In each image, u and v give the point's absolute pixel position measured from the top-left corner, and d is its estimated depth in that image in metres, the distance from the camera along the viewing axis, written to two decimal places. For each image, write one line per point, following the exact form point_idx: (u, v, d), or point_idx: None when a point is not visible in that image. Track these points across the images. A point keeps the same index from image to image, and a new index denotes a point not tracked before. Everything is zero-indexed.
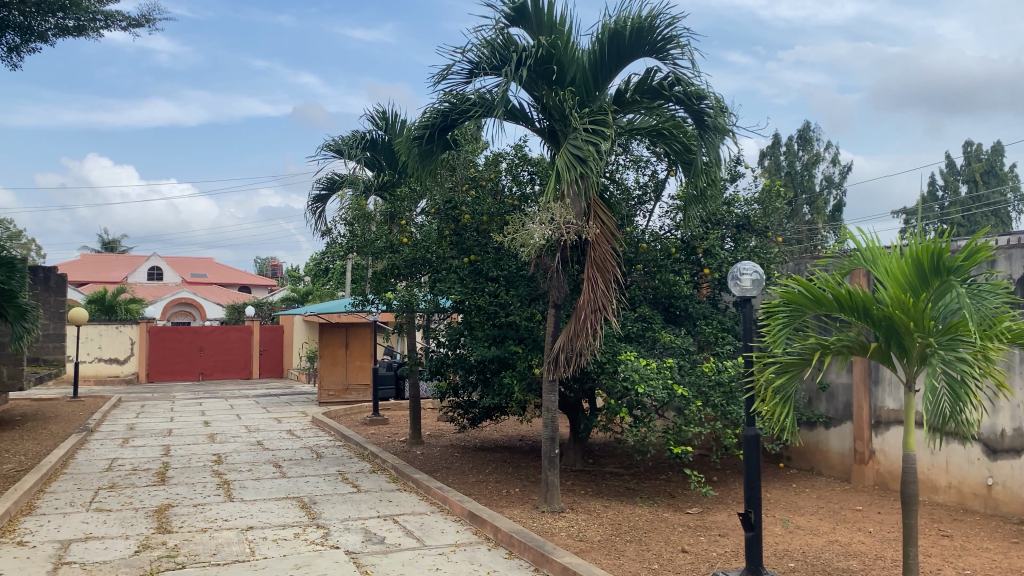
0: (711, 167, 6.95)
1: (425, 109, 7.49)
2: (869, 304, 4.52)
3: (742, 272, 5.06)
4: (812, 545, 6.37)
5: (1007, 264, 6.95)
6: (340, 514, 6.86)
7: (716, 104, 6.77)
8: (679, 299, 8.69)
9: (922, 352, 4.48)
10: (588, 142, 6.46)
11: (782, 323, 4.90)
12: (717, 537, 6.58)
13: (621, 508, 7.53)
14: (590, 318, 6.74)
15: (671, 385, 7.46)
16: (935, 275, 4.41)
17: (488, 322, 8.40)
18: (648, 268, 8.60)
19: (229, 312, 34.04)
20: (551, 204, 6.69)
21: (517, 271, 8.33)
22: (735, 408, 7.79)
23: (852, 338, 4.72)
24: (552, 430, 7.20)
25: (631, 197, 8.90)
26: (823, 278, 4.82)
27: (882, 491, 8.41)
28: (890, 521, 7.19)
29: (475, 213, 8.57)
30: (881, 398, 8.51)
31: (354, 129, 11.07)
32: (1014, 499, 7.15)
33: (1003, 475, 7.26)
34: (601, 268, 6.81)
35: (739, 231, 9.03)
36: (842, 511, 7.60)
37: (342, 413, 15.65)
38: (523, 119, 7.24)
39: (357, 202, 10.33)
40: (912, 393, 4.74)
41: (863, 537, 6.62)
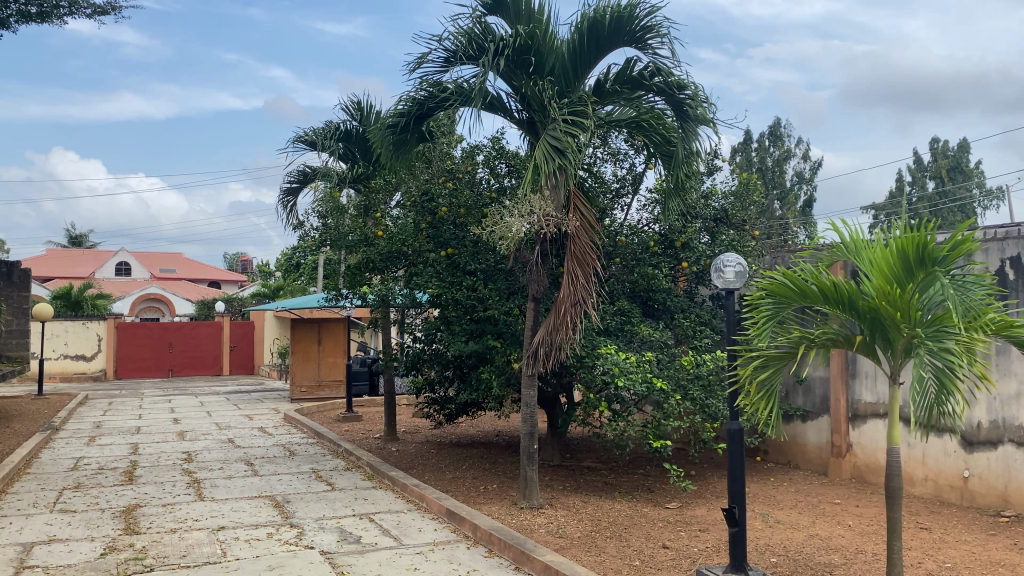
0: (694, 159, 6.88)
1: (401, 98, 7.33)
2: (854, 296, 4.49)
3: (725, 263, 4.97)
4: (792, 539, 6.33)
5: (984, 257, 6.95)
6: (314, 513, 6.71)
7: (695, 94, 6.71)
8: (657, 293, 8.60)
9: (907, 344, 4.46)
10: (566, 133, 6.35)
11: (767, 315, 4.82)
12: (698, 533, 6.52)
13: (600, 503, 7.45)
14: (569, 312, 6.64)
15: (650, 378, 7.39)
16: (920, 266, 4.36)
17: (465, 316, 8.27)
18: (626, 261, 8.56)
19: (199, 308, 33.54)
20: (530, 196, 6.59)
21: (495, 266, 8.20)
22: (714, 402, 7.75)
23: (837, 331, 4.69)
24: (531, 425, 7.11)
25: (609, 190, 8.81)
26: (808, 269, 4.76)
27: (859, 484, 8.41)
28: (869, 514, 7.18)
29: (452, 205, 8.43)
30: (858, 390, 8.51)
31: (327, 120, 10.88)
32: (990, 491, 7.17)
33: (979, 467, 7.28)
34: (581, 261, 6.72)
35: (717, 224, 8.97)
36: (820, 504, 7.59)
37: (315, 409, 15.44)
38: (501, 109, 7.11)
39: (330, 194, 10.15)
40: (897, 386, 4.71)
41: (843, 531, 6.59)
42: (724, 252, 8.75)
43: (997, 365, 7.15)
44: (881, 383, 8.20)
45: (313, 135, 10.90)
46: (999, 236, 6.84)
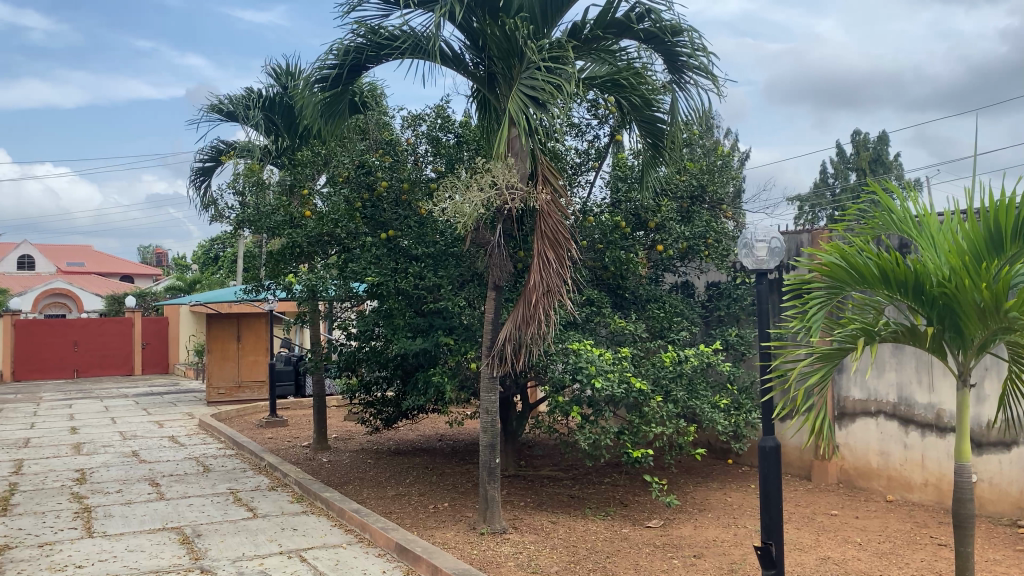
0: (688, 116, 5.94)
1: (333, 47, 6.07)
2: (923, 277, 3.60)
3: (756, 239, 4.11)
4: (803, 566, 5.37)
5: None
6: (231, 552, 5.47)
7: (690, 41, 5.72)
8: (628, 279, 7.62)
9: (985, 337, 3.60)
10: (547, 83, 5.32)
11: (817, 304, 4.00)
12: (693, 560, 5.49)
13: (571, 523, 6.40)
14: (542, 303, 5.54)
15: (629, 378, 6.38)
16: (1017, 238, 3.48)
17: (411, 309, 7.13)
18: (593, 244, 7.51)
19: (108, 303, 31.31)
20: (493, 164, 5.50)
21: (445, 250, 7.07)
22: (697, 403, 6.80)
23: (897, 323, 3.85)
24: (492, 436, 5.99)
25: (571, 165, 7.75)
26: (862, 244, 3.88)
27: (849, 490, 7.58)
28: (874, 528, 6.33)
29: (392, 180, 7.30)
30: (846, 386, 7.67)
31: (246, 88, 9.55)
32: (1003, 498, 6.31)
33: (989, 471, 6.40)
34: (554, 242, 5.62)
35: (692, 203, 8.01)
36: (816, 517, 6.71)
37: (234, 414, 14.00)
38: (454, 62, 5.99)
39: (249, 168, 8.81)
40: (966, 390, 3.80)
41: (857, 553, 5.68)
42: (701, 234, 7.75)
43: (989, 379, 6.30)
44: (874, 378, 7.38)
45: (231, 104, 9.58)
46: None
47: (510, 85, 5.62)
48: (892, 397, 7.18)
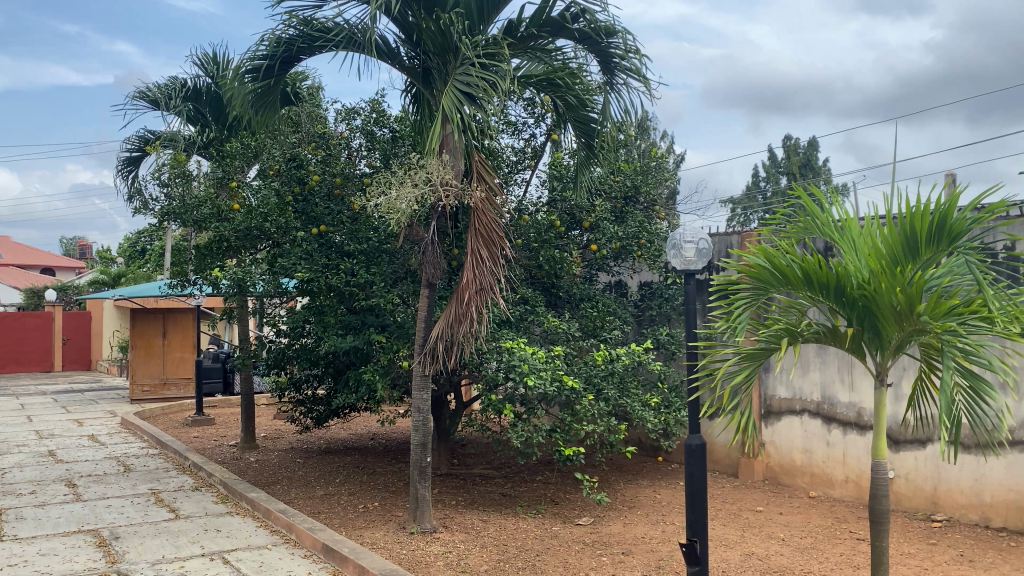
0: (620, 118, 5.97)
1: (263, 37, 5.93)
2: (843, 279, 3.71)
3: (685, 239, 4.16)
4: (728, 561, 5.46)
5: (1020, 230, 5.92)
6: (150, 555, 5.29)
7: (623, 43, 5.77)
8: (562, 279, 7.66)
9: (901, 338, 3.71)
10: (480, 79, 5.30)
11: (742, 304, 4.08)
12: (622, 557, 5.53)
13: (502, 522, 6.39)
14: (474, 300, 5.50)
15: (561, 377, 6.39)
16: (931, 242, 3.60)
17: (341, 306, 7.01)
18: (528, 242, 7.49)
19: (27, 297, 30.09)
20: (427, 159, 5.45)
21: (378, 246, 6.98)
22: (628, 401, 6.87)
23: (819, 324, 3.95)
24: (423, 435, 5.91)
25: (507, 163, 7.73)
26: (786, 246, 3.97)
27: (774, 486, 7.76)
28: (796, 523, 6.49)
29: (324, 174, 7.17)
30: (772, 385, 7.84)
31: (173, 77, 9.26)
32: (917, 493, 6.53)
33: (905, 468, 6.62)
34: (488, 241, 5.59)
35: (625, 204, 8.06)
36: (741, 513, 6.84)
37: (159, 412, 13.60)
38: (388, 57, 5.91)
39: (176, 159, 8.55)
40: (884, 390, 3.91)
41: (780, 548, 5.81)
42: (634, 234, 7.83)
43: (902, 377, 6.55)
44: (799, 377, 7.56)
45: (157, 92, 9.27)
46: None
47: (444, 81, 5.58)
48: (815, 396, 7.37)
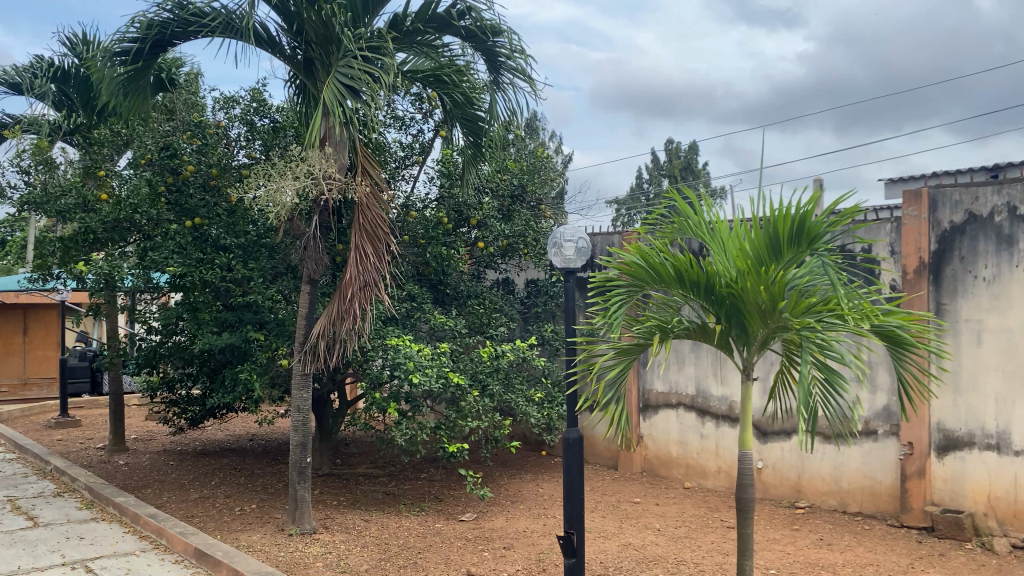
0: (505, 117, 6.00)
1: (134, 19, 5.65)
2: (712, 278, 3.87)
3: (565, 238, 4.24)
4: (606, 552, 5.59)
5: (877, 235, 6.35)
6: (2, 567, 4.96)
7: (509, 43, 5.81)
8: (448, 276, 7.65)
9: (765, 335, 3.91)
10: (363, 72, 5.23)
11: (618, 301, 4.19)
12: (503, 552, 5.58)
13: (384, 520, 6.33)
14: (357, 297, 5.40)
15: (446, 374, 6.36)
16: (792, 244, 3.80)
17: (218, 302, 6.77)
18: (415, 238, 7.43)
19: None
20: (308, 152, 5.32)
21: (256, 241, 6.84)
22: (512, 396, 6.95)
23: (690, 320, 4.11)
24: (303, 435, 5.77)
25: (393, 159, 7.65)
26: (661, 245, 4.11)
27: (651, 478, 8.02)
28: (671, 513, 6.72)
29: (200, 164, 6.90)
30: (650, 379, 8.08)
31: (36, 57, 8.70)
32: (783, 482, 6.89)
33: (772, 458, 6.97)
34: (372, 236, 5.51)
35: (512, 202, 8.13)
36: (620, 504, 7.03)
37: (18, 414, 12.77)
38: (269, 46, 5.76)
39: (37, 144, 8.04)
40: (750, 384, 4.08)
41: (655, 538, 6.01)
42: (520, 232, 7.94)
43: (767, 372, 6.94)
44: (675, 371, 7.82)
45: (17, 73, 8.69)
46: (897, 218, 6.23)
47: (327, 73, 5.48)
48: (690, 390, 7.66)
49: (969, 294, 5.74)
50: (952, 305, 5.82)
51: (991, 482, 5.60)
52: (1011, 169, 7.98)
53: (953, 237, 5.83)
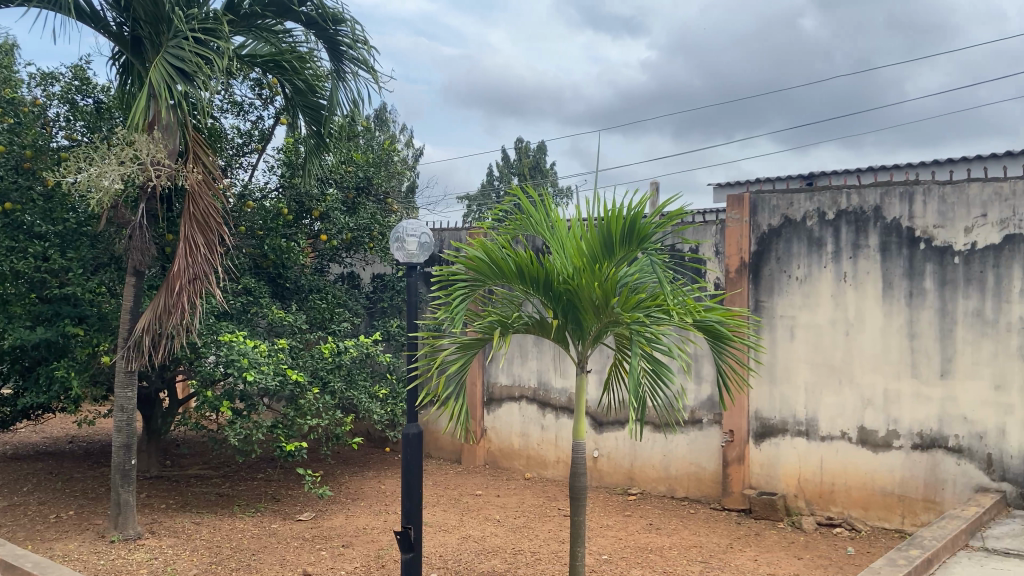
0: (348, 108, 5.90)
1: None
2: (549, 274, 3.97)
3: (407, 233, 4.21)
4: (446, 545, 5.63)
5: (704, 236, 6.73)
6: None
7: (352, 31, 5.71)
8: (289, 269, 7.44)
9: (599, 329, 4.08)
10: (195, 54, 5.00)
11: (460, 296, 4.20)
12: (341, 550, 5.50)
13: (216, 523, 6.08)
14: (187, 290, 5.13)
15: (284, 370, 6.18)
16: (624, 243, 3.95)
17: (31, 294, 6.26)
18: (253, 230, 7.18)
19: None
20: (133, 136, 4.99)
21: (75, 228, 6.39)
22: (353, 393, 6.86)
23: (529, 315, 4.20)
24: (127, 436, 5.44)
25: (230, 146, 7.34)
26: (502, 241, 4.16)
27: (493, 471, 8.14)
28: (511, 505, 6.86)
29: (12, 144, 6.35)
30: (495, 372, 8.18)
31: None
32: (617, 470, 7.19)
33: (608, 447, 7.25)
34: (204, 226, 5.26)
35: (357, 195, 7.98)
36: (461, 498, 7.10)
37: None
38: (91, 20, 5.37)
39: None
40: (586, 375, 4.20)
41: (495, 529, 6.11)
42: (365, 226, 7.87)
43: (601, 364, 7.24)
44: (518, 365, 7.97)
45: None
46: (721, 220, 6.64)
47: (157, 53, 5.20)
48: (532, 383, 7.84)
49: (784, 292, 6.20)
50: (769, 302, 6.26)
51: (800, 465, 6.10)
52: (823, 178, 8.69)
53: (771, 239, 6.28)
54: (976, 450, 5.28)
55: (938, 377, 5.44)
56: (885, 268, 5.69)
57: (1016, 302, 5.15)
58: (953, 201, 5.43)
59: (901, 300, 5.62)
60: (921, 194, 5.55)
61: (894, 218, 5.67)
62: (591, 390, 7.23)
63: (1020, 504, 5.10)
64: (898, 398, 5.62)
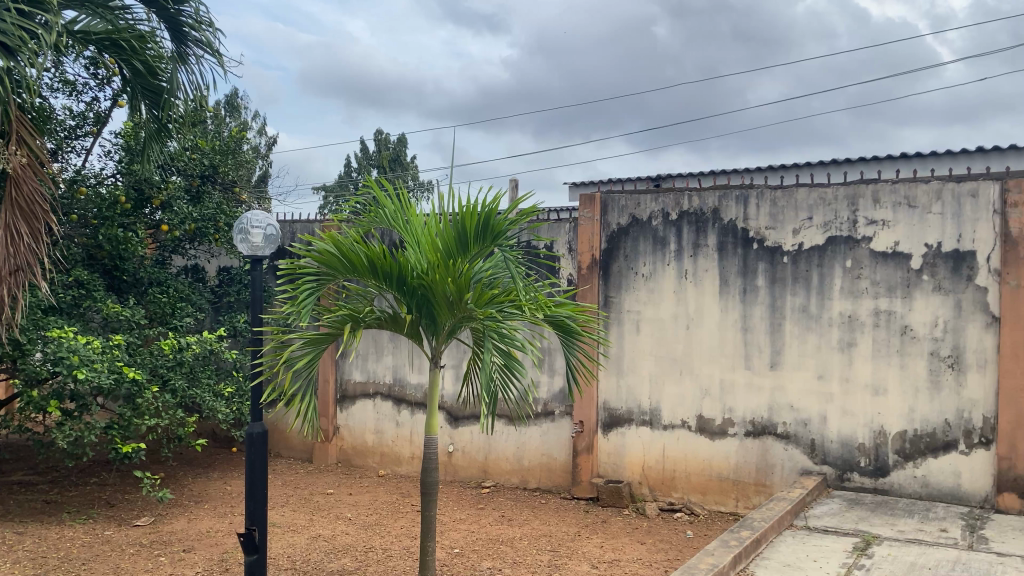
0: (190, 92, 5.64)
1: None
2: (402, 269, 3.94)
3: (252, 224, 4.08)
4: (294, 546, 5.48)
5: (556, 233, 6.88)
6: None
7: (195, 12, 5.47)
8: (126, 261, 7.00)
9: (452, 324, 4.10)
10: (18, 27, 4.62)
11: (308, 290, 4.08)
12: (182, 555, 5.25)
13: (42, 532, 5.66)
14: (6, 282, 4.76)
15: (120, 367, 5.83)
16: (477, 239, 3.97)
17: None
18: (86, 218, 6.72)
19: None
20: None
21: None
22: (196, 392, 6.57)
23: (381, 310, 4.16)
24: None
25: (61, 128, 6.81)
26: (353, 234, 4.08)
27: (346, 468, 8.01)
28: (364, 502, 6.78)
29: None
30: (348, 369, 8.04)
31: None
32: (471, 464, 7.25)
33: (462, 442, 7.29)
34: (28, 214, 4.90)
35: (202, 183, 7.61)
36: (312, 497, 6.94)
37: None
38: None
39: None
40: (438, 370, 4.15)
41: (346, 527, 6.02)
42: (210, 216, 7.55)
43: (456, 358, 7.28)
44: (373, 361, 7.86)
45: None
46: (571, 218, 6.81)
47: None
48: (386, 378, 7.77)
49: (630, 288, 6.44)
50: (617, 298, 6.49)
51: (644, 453, 6.37)
52: (669, 180, 9.08)
53: (620, 237, 6.50)
54: (801, 435, 5.70)
55: (768, 368, 5.83)
56: (723, 266, 6.03)
57: (835, 299, 5.60)
58: (782, 204, 5.82)
59: (737, 297, 5.97)
60: (755, 197, 5.92)
61: (731, 219, 6.01)
62: (445, 385, 7.25)
63: (837, 484, 5.55)
64: (733, 388, 5.97)
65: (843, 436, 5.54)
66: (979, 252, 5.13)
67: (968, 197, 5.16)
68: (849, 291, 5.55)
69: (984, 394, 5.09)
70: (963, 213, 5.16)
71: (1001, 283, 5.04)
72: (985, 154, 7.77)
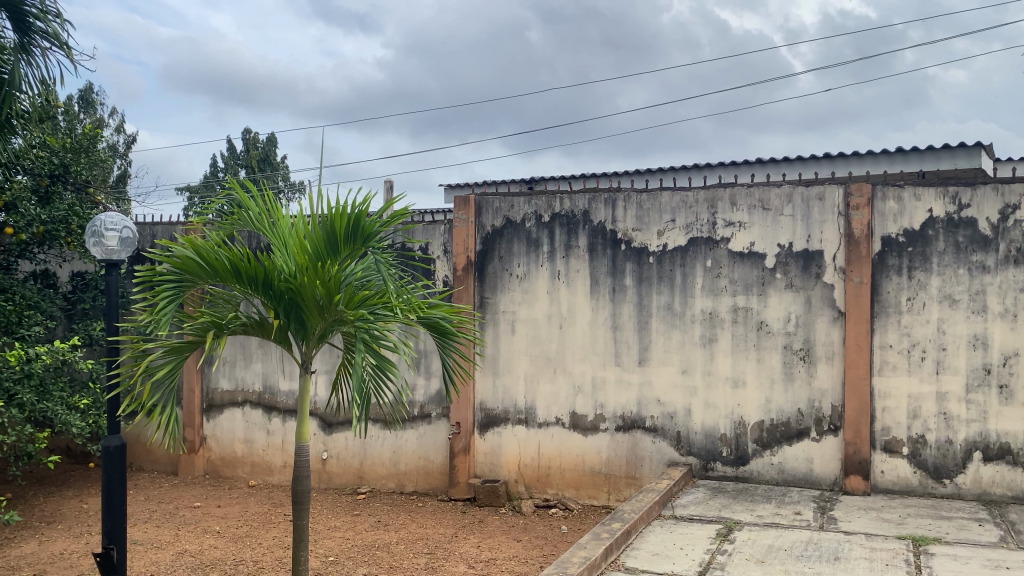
0: (35, 86, 5.29)
1: None
2: (269, 273, 3.83)
3: (107, 227, 3.87)
4: (157, 564, 5.24)
5: (429, 236, 6.86)
6: None
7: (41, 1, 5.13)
8: None
9: (323, 328, 4.01)
10: None
11: (167, 297, 3.89)
12: None
13: None
14: None
15: None
16: (348, 240, 3.92)
17: None
18: None
19: None
20: None
21: None
22: (47, 405, 6.17)
23: (247, 315, 4.02)
24: None
25: None
26: (215, 238, 3.93)
27: (215, 480, 7.72)
28: (233, 514, 6.55)
29: None
30: (214, 378, 7.74)
31: None
32: (346, 470, 7.14)
33: (336, 447, 7.17)
34: None
35: (52, 182, 7.12)
36: (178, 511, 6.65)
37: None
38: None
39: None
40: (309, 376, 4.02)
41: (215, 541, 5.80)
42: (61, 218, 7.11)
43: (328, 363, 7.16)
44: (240, 368, 7.61)
45: None
46: (445, 220, 6.82)
47: None
48: (256, 386, 7.53)
49: (505, 289, 6.51)
50: (493, 299, 6.54)
51: (519, 452, 6.46)
52: (542, 182, 9.24)
53: (494, 239, 6.56)
54: (668, 428, 5.93)
55: (637, 365, 6.03)
56: (594, 267, 6.20)
57: (698, 297, 5.86)
58: (648, 207, 6.04)
59: (607, 296, 6.15)
60: (622, 200, 6.12)
61: (600, 222, 6.18)
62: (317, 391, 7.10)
63: (702, 473, 5.82)
64: (604, 384, 6.15)
65: (706, 428, 5.80)
66: (825, 251, 5.50)
67: (815, 200, 5.52)
68: (709, 289, 5.82)
69: (832, 384, 5.46)
70: (812, 215, 5.52)
71: (845, 281, 5.42)
72: (833, 159, 8.32)
